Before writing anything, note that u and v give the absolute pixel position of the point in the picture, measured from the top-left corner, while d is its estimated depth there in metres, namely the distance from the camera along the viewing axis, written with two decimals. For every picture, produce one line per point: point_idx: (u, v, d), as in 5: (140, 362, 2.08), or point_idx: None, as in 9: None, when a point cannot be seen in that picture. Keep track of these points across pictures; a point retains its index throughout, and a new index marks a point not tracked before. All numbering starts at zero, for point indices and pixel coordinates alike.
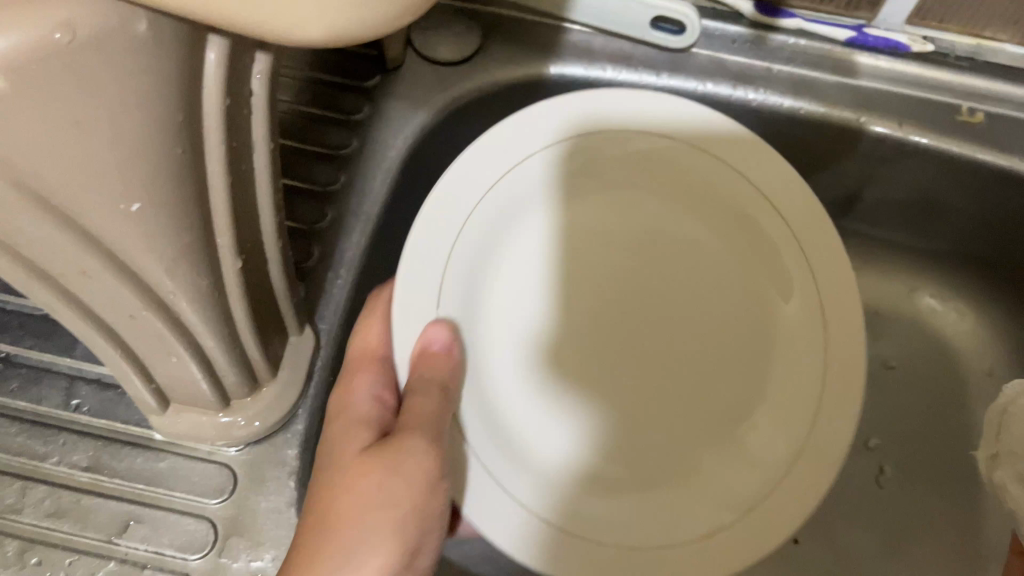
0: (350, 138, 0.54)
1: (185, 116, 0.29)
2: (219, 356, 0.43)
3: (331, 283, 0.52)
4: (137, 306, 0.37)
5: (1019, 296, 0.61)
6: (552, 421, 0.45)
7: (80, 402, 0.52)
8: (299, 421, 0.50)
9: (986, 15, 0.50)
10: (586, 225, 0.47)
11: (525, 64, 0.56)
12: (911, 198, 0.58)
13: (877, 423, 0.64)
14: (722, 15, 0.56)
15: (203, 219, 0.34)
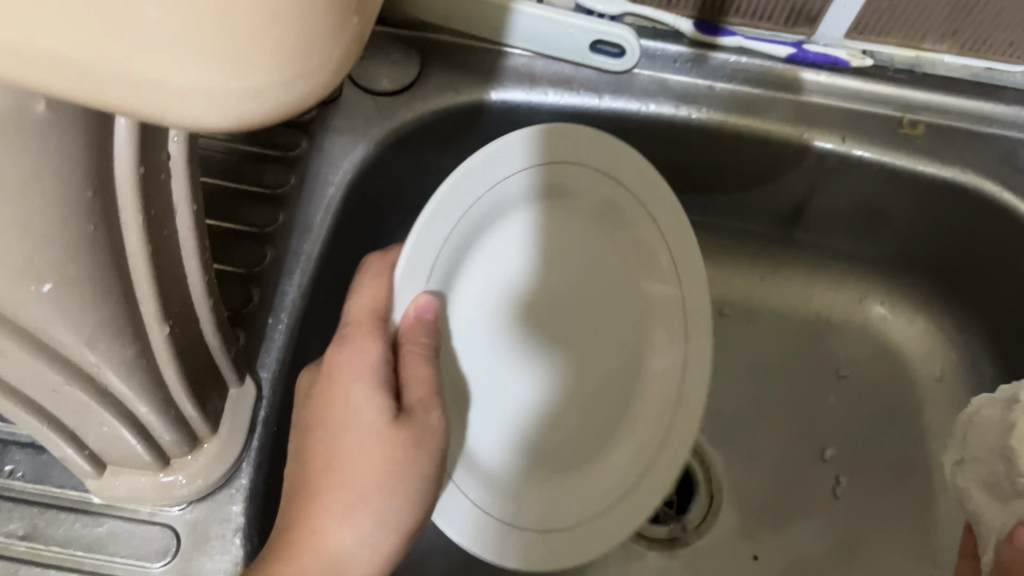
0: (287, 175, 0.51)
1: (95, 151, 0.27)
2: (155, 421, 0.38)
3: (270, 331, 0.48)
4: (57, 373, 0.33)
5: (961, 299, 0.62)
6: (508, 418, 0.52)
7: (14, 467, 0.45)
8: (244, 475, 0.44)
9: (925, 27, 0.52)
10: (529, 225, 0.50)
11: (464, 91, 0.54)
12: (855, 208, 0.60)
13: (831, 433, 0.64)
14: (661, 35, 0.55)
15: (118, 264, 0.31)
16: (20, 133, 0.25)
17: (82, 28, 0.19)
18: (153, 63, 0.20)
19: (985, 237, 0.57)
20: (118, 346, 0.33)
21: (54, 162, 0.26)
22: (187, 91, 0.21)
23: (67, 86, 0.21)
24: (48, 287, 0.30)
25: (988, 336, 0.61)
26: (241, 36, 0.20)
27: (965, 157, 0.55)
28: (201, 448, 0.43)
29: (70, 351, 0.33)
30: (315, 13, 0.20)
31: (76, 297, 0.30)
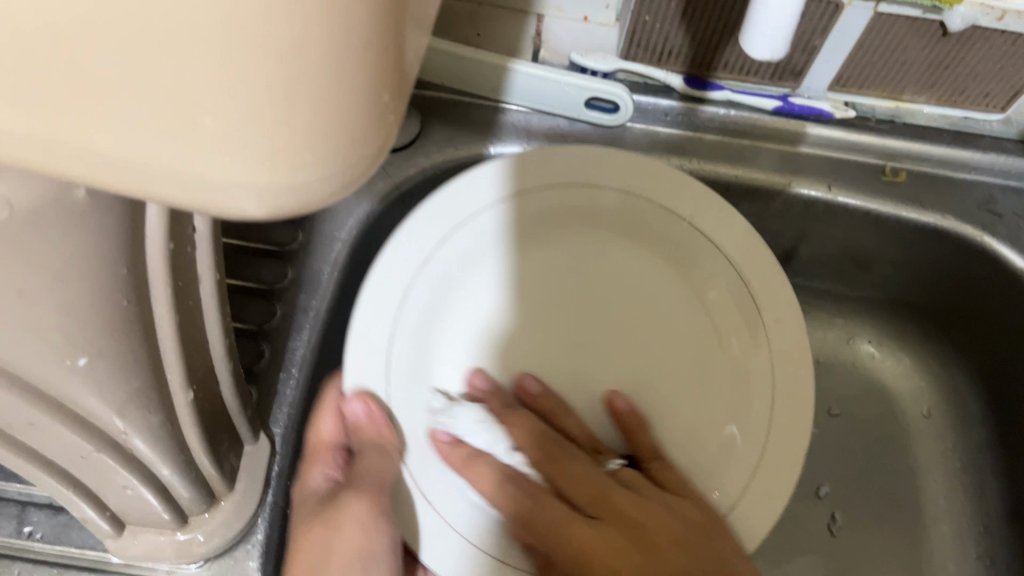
0: (295, 233, 0.53)
1: (129, 241, 0.29)
2: (175, 482, 0.39)
3: (282, 385, 0.50)
4: (87, 442, 0.35)
5: (944, 335, 0.65)
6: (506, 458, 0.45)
7: (34, 528, 0.47)
8: (260, 530, 0.46)
9: (903, 80, 0.54)
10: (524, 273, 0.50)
11: (465, 145, 0.57)
12: (840, 253, 0.63)
13: (825, 470, 0.65)
14: (653, 90, 0.58)
15: (146, 336, 0.32)
16: (69, 222, 0.26)
17: (131, 137, 0.19)
18: (201, 171, 0.20)
19: (969, 277, 0.59)
20: (145, 413, 0.35)
21: (96, 248, 0.28)
22: (231, 193, 0.21)
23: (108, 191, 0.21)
24: (83, 361, 0.31)
25: (975, 372, 0.63)
26: (290, 143, 0.20)
27: (946, 203, 0.57)
28: (219, 505, 0.44)
29: (99, 419, 0.34)
30: (356, 114, 0.21)
31: (107, 369, 0.32)
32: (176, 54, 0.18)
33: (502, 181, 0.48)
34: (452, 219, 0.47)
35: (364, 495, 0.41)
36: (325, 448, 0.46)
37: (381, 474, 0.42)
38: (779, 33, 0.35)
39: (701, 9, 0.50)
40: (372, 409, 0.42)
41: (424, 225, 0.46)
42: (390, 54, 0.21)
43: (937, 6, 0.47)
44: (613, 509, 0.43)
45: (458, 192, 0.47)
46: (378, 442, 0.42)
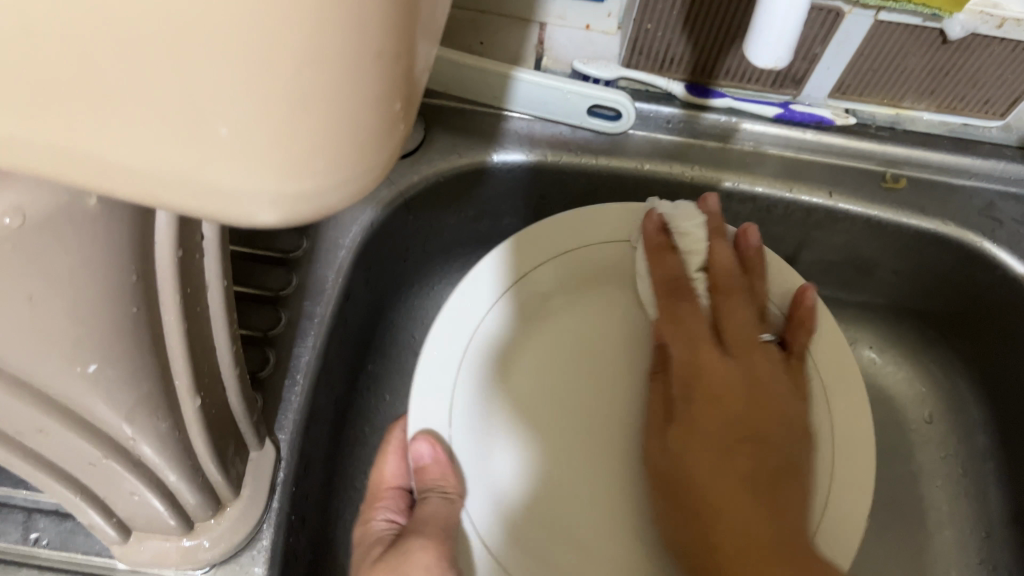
0: (300, 240, 0.53)
1: (138, 248, 0.29)
2: (182, 487, 0.40)
3: (287, 392, 0.50)
4: (96, 449, 0.35)
5: (946, 341, 0.65)
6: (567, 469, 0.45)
7: (39, 535, 0.47)
8: (265, 536, 0.46)
9: (903, 87, 0.55)
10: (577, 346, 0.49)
11: (469, 152, 0.57)
12: (842, 260, 0.63)
13: None
14: (654, 98, 0.58)
15: (154, 343, 0.33)
16: (81, 229, 0.26)
17: (150, 146, 0.20)
18: (218, 178, 0.21)
19: (971, 284, 0.60)
20: (153, 420, 0.35)
21: (106, 255, 0.28)
22: (247, 199, 0.21)
23: (125, 198, 0.21)
24: (93, 367, 0.31)
25: (977, 379, 0.64)
26: (305, 150, 0.20)
27: (947, 209, 0.57)
28: (224, 511, 0.44)
29: (108, 425, 0.34)
30: (368, 117, 0.21)
31: (116, 375, 0.32)
32: (193, 66, 0.18)
33: (510, 265, 0.47)
34: (474, 306, 0.46)
35: (429, 539, 0.40)
36: (387, 491, 0.48)
37: (444, 518, 0.41)
38: (783, 41, 0.36)
39: (702, 17, 0.51)
40: (439, 451, 0.42)
41: (454, 314, 0.46)
42: (401, 64, 0.21)
43: (937, 14, 0.48)
44: (739, 364, 0.45)
45: (491, 271, 0.47)
46: (442, 485, 0.42)
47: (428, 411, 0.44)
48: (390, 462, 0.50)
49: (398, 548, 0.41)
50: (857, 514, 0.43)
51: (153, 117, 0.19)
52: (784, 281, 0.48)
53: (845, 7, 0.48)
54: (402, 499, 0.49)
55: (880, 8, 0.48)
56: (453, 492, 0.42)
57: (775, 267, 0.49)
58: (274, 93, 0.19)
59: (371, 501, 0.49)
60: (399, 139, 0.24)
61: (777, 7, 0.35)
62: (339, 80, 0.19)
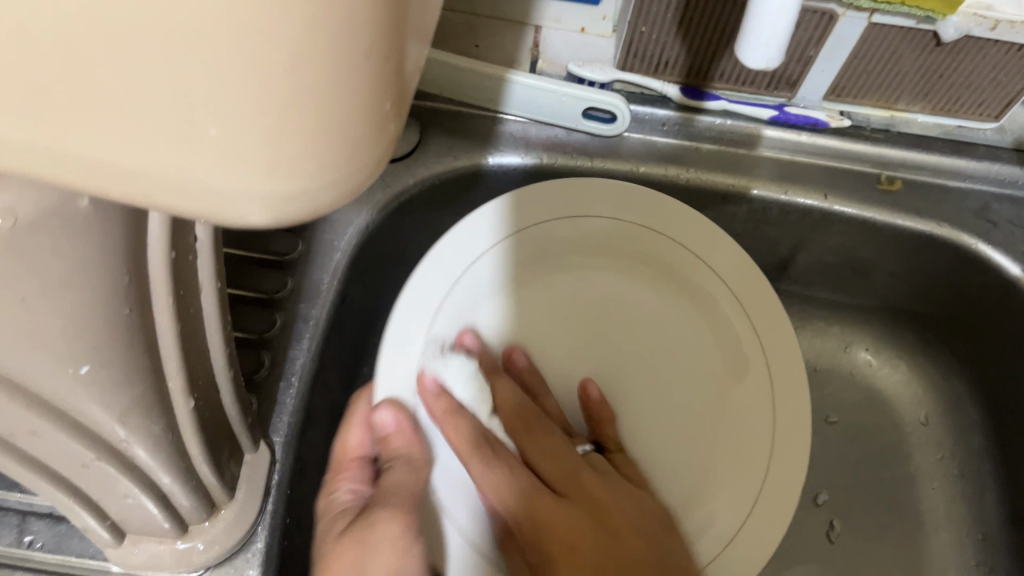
0: (295, 243, 0.54)
1: (130, 250, 0.29)
2: (176, 490, 0.40)
3: (283, 394, 0.50)
4: (89, 451, 0.35)
5: (942, 342, 0.65)
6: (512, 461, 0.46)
7: (34, 538, 0.47)
8: (260, 539, 0.46)
9: (897, 89, 0.55)
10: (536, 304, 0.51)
11: (463, 155, 0.57)
12: (837, 262, 0.63)
13: (824, 479, 0.66)
14: (649, 100, 0.58)
15: (146, 345, 0.33)
16: (74, 231, 0.26)
17: (140, 144, 0.20)
18: (208, 176, 0.20)
19: (967, 286, 0.60)
20: (146, 422, 0.35)
21: (99, 257, 0.28)
22: (237, 198, 0.21)
23: (116, 198, 0.21)
24: (85, 369, 0.31)
25: (972, 381, 0.64)
26: (296, 149, 0.20)
27: (943, 211, 0.58)
28: (219, 514, 0.44)
29: (101, 428, 0.34)
30: (359, 114, 0.21)
31: (109, 378, 0.32)
32: (185, 65, 0.18)
33: (501, 220, 0.49)
34: (454, 268, 0.48)
35: (395, 508, 0.41)
36: (348, 462, 0.46)
37: (409, 486, 0.43)
38: (776, 42, 0.36)
39: (696, 20, 0.51)
40: (403, 421, 0.44)
41: (432, 273, 0.47)
42: (391, 63, 0.21)
43: (931, 16, 0.48)
44: (615, 464, 0.47)
45: (471, 230, 0.48)
46: (408, 452, 0.43)
47: (395, 380, 0.45)
48: (354, 428, 0.47)
49: (366, 519, 0.41)
50: (786, 507, 0.46)
51: (144, 116, 0.19)
52: (743, 270, 0.50)
53: (838, 10, 0.49)
54: (365, 469, 0.46)
55: (873, 11, 0.48)
56: (411, 459, 0.43)
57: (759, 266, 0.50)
58: (266, 91, 0.19)
59: (334, 471, 0.47)
60: (390, 138, 0.24)
61: (769, 8, 0.35)
62: (331, 76, 0.19)
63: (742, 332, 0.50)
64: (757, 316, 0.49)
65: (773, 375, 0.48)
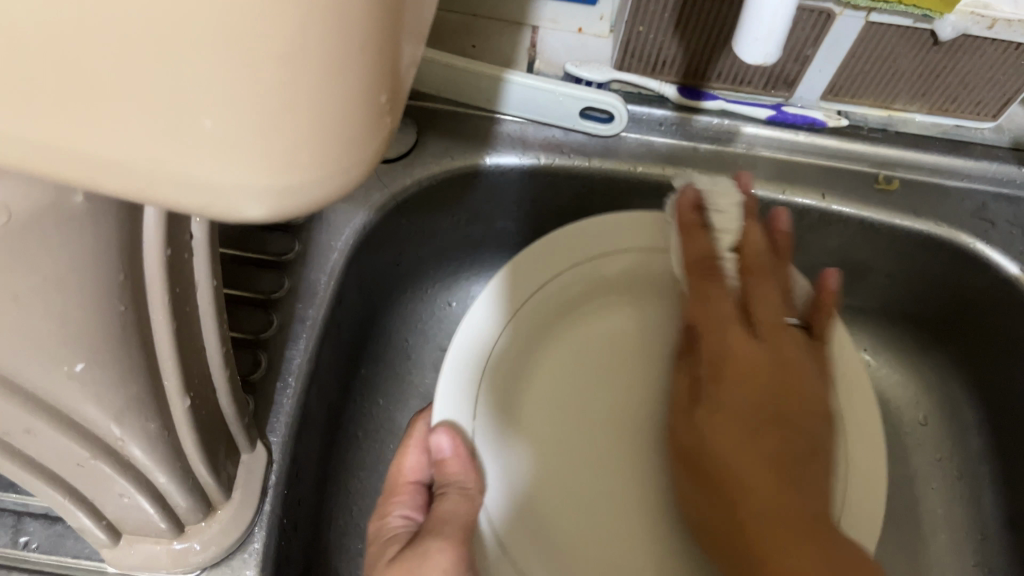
0: (292, 243, 0.54)
1: (126, 246, 0.29)
2: (173, 489, 0.39)
3: (279, 394, 0.50)
4: (84, 449, 0.35)
5: (941, 344, 0.65)
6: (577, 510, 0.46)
7: (29, 539, 0.47)
8: (257, 539, 0.46)
9: (894, 89, 0.55)
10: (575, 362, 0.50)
11: (461, 155, 0.57)
12: (836, 262, 0.63)
13: None
14: (647, 101, 0.58)
15: (142, 342, 0.32)
16: (69, 227, 0.26)
17: (133, 135, 0.19)
18: (202, 169, 0.20)
19: (966, 286, 0.60)
20: (142, 420, 0.35)
21: (94, 253, 0.28)
22: (231, 191, 0.21)
23: (107, 191, 0.21)
24: (80, 366, 0.31)
25: (971, 382, 0.64)
26: (291, 143, 0.20)
27: (941, 210, 0.57)
28: (215, 514, 0.44)
29: (96, 426, 0.34)
30: (354, 108, 0.21)
31: (104, 375, 0.32)
32: (181, 56, 0.18)
33: (510, 291, 0.47)
34: (477, 330, 0.46)
35: (445, 539, 0.40)
36: (404, 487, 0.48)
37: (463, 515, 0.42)
38: (772, 39, 0.36)
39: (694, 20, 0.51)
40: (459, 445, 0.43)
41: (466, 334, 0.46)
42: (386, 57, 0.21)
43: (928, 15, 0.48)
44: (772, 347, 0.44)
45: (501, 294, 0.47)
46: (462, 479, 0.42)
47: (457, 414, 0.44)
48: (412, 453, 0.49)
49: (417, 549, 0.41)
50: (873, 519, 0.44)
51: (132, 108, 0.19)
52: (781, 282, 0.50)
53: (835, 9, 0.49)
54: (419, 494, 0.48)
55: (870, 10, 0.48)
56: (467, 487, 0.42)
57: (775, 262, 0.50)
58: (260, 84, 0.19)
59: (388, 494, 0.49)
60: (385, 133, 0.24)
61: (766, 5, 0.35)
62: (327, 70, 0.19)
63: None
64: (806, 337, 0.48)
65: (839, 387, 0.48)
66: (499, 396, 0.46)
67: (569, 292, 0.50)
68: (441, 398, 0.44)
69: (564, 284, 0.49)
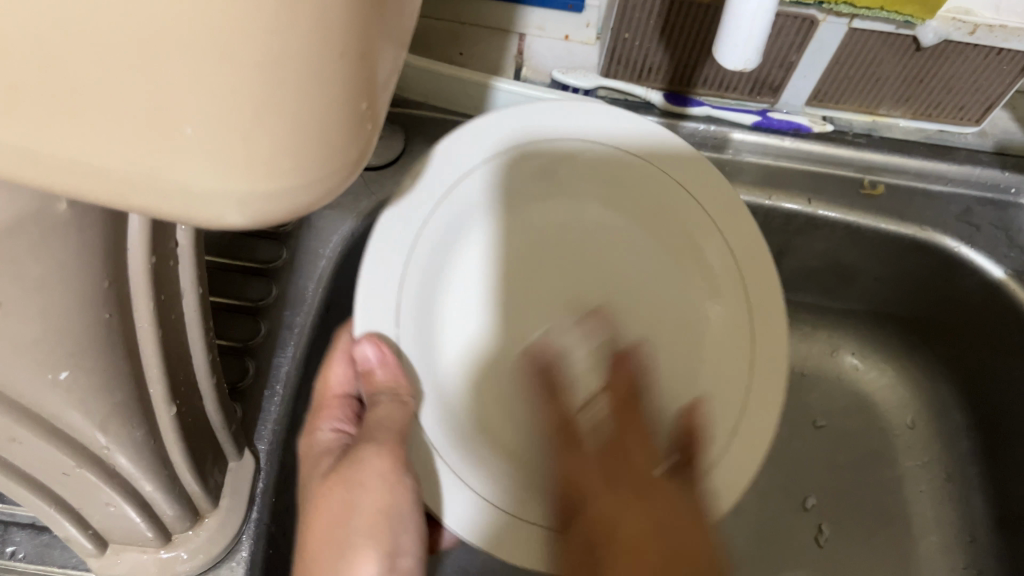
0: (279, 250, 0.54)
1: (110, 253, 0.29)
2: (159, 498, 0.39)
3: (267, 402, 0.50)
4: (69, 458, 0.35)
5: (926, 345, 0.66)
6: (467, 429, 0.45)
7: (16, 548, 0.47)
8: (245, 548, 0.46)
9: (877, 95, 0.55)
10: (525, 240, 0.48)
11: None
12: (822, 266, 0.64)
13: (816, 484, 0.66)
14: (634, 107, 0.58)
15: (127, 349, 0.32)
16: (54, 236, 0.26)
17: (119, 142, 0.19)
18: (187, 176, 0.20)
19: (952, 290, 0.60)
20: (128, 429, 0.35)
21: (77, 263, 0.28)
22: (214, 197, 0.21)
23: (93, 202, 0.21)
24: (65, 374, 0.31)
25: (957, 382, 0.64)
26: (274, 149, 0.20)
27: (926, 214, 0.58)
28: (203, 522, 0.44)
29: (82, 434, 0.34)
30: (336, 114, 0.21)
31: (89, 383, 0.32)
32: (165, 62, 0.18)
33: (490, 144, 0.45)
34: (440, 189, 0.44)
35: (381, 444, 0.40)
36: (331, 399, 0.46)
37: (397, 422, 0.41)
38: (752, 44, 0.36)
39: (678, 27, 0.51)
40: (385, 353, 0.41)
41: (422, 189, 0.43)
42: (367, 63, 0.21)
43: (910, 21, 0.48)
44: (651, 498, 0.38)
45: (456, 153, 0.44)
46: (393, 387, 0.41)
47: (376, 311, 0.42)
48: (337, 364, 0.46)
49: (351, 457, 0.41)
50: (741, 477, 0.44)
51: (113, 113, 0.19)
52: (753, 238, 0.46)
53: (818, 16, 0.49)
54: (348, 406, 0.46)
55: (853, 17, 0.49)
56: (400, 394, 0.42)
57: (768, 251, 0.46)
58: (243, 88, 0.19)
59: (317, 409, 0.46)
60: (370, 140, 0.24)
61: (746, 10, 0.35)
62: (309, 74, 0.19)
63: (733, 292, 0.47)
64: (751, 268, 0.46)
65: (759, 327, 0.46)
66: (428, 261, 0.44)
67: (564, 164, 0.47)
68: (369, 259, 0.41)
69: (544, 164, 0.47)
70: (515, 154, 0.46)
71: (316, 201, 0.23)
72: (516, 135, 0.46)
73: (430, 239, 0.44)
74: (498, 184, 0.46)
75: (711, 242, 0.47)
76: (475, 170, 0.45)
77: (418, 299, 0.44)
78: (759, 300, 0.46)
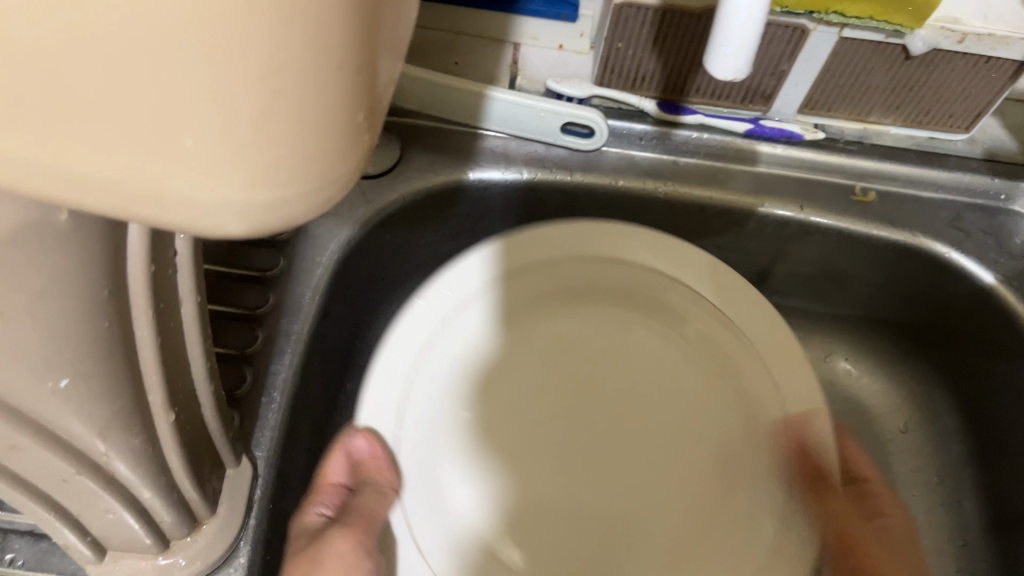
0: (277, 258, 0.55)
1: (110, 262, 0.29)
2: (158, 505, 0.40)
3: (264, 409, 0.51)
4: (69, 466, 0.35)
5: (918, 353, 0.66)
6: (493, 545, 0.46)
7: (15, 556, 0.48)
8: (242, 554, 0.46)
9: (867, 103, 0.56)
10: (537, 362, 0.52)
11: (443, 170, 0.58)
12: (815, 272, 0.64)
13: None
14: (627, 115, 0.59)
15: (126, 357, 0.33)
16: (54, 248, 0.27)
17: (120, 157, 0.20)
18: (187, 186, 0.21)
19: (941, 293, 0.61)
20: (127, 436, 0.35)
21: (77, 273, 0.28)
22: (213, 208, 0.21)
23: (93, 211, 0.22)
24: (65, 382, 0.31)
25: (950, 388, 0.64)
26: (272, 162, 0.21)
27: (917, 221, 0.58)
28: (201, 529, 0.45)
29: (81, 442, 0.34)
30: (334, 122, 0.21)
31: (88, 390, 0.32)
32: (165, 81, 0.18)
33: (491, 265, 0.50)
34: (442, 310, 0.48)
35: (349, 530, 0.42)
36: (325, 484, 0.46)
37: (376, 512, 0.43)
38: (741, 53, 0.37)
39: (671, 37, 0.52)
40: (377, 449, 0.44)
41: (422, 310, 0.48)
42: (363, 76, 0.22)
43: (900, 30, 0.49)
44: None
45: (456, 282, 0.49)
46: (380, 480, 0.44)
47: (381, 416, 0.45)
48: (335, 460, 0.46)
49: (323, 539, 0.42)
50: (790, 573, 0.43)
51: (113, 123, 0.19)
52: (755, 301, 0.49)
53: (809, 25, 0.49)
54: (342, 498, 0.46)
55: (843, 25, 0.49)
56: (388, 487, 0.44)
57: (745, 278, 0.50)
58: (244, 95, 0.19)
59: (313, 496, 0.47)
60: (365, 152, 0.24)
61: (735, 20, 0.35)
62: (309, 82, 0.20)
63: (747, 367, 0.49)
64: (749, 321, 0.49)
65: (781, 389, 0.47)
66: (434, 381, 0.48)
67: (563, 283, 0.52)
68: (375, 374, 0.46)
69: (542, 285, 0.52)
70: (516, 275, 0.51)
71: (308, 212, 0.23)
72: (516, 251, 0.50)
73: (432, 362, 0.48)
74: (496, 311, 0.51)
75: (716, 329, 0.50)
76: (476, 294, 0.50)
77: (422, 422, 0.47)
78: (770, 365, 0.48)
